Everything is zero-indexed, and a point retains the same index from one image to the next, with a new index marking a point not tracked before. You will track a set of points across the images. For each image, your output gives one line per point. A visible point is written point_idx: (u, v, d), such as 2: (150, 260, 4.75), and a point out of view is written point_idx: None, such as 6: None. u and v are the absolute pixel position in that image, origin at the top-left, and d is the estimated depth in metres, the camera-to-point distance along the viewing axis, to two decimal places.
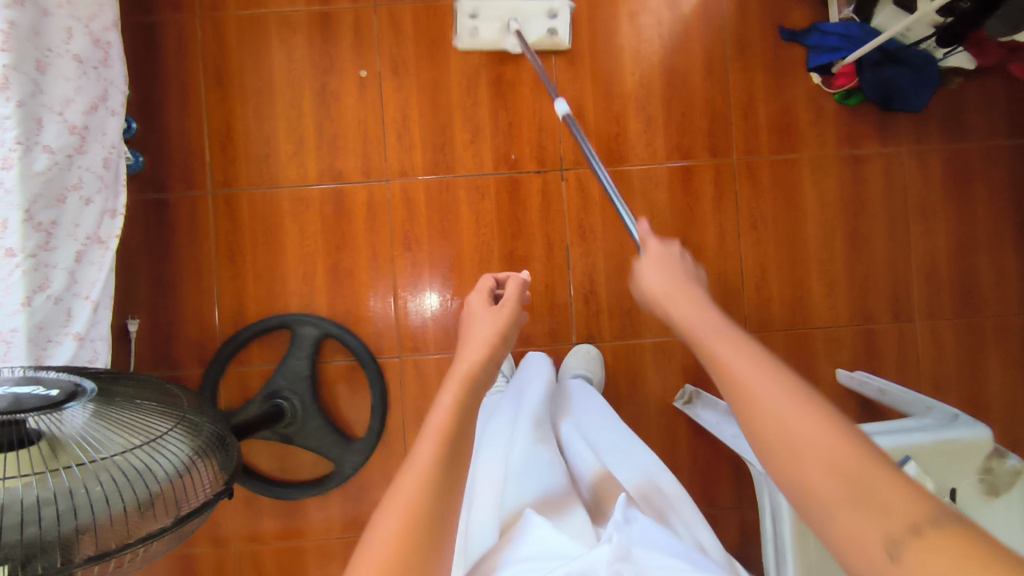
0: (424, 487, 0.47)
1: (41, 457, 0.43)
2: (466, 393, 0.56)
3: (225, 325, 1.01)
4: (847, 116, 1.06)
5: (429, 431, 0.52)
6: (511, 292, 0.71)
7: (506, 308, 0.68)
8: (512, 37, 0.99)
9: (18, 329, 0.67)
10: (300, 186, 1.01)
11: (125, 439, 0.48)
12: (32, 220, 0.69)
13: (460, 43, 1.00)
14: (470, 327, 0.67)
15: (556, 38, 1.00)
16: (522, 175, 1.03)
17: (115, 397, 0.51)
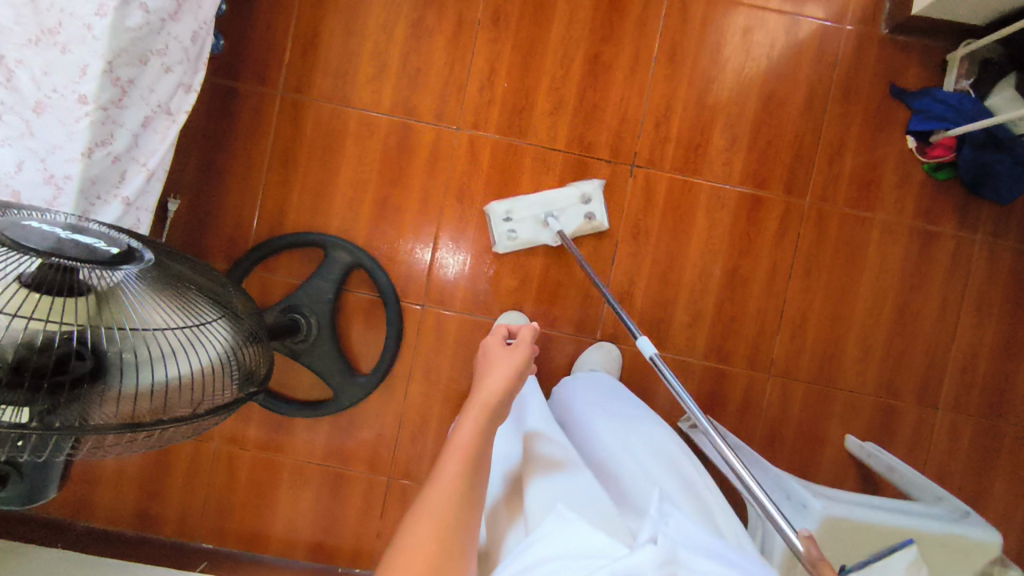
0: (458, 502, 0.53)
1: (86, 309, 0.44)
2: (487, 417, 0.62)
3: (262, 228, 1.00)
4: (932, 188, 1.02)
5: (455, 446, 0.58)
6: (524, 337, 0.72)
7: (522, 348, 0.70)
8: (550, 233, 0.98)
9: (71, 178, 0.67)
10: (371, 111, 1.00)
11: (167, 317, 0.48)
12: (112, 73, 0.67)
13: (500, 246, 0.99)
14: (490, 365, 0.69)
15: (594, 223, 0.98)
16: (592, 160, 1.01)
17: (168, 273, 0.51)
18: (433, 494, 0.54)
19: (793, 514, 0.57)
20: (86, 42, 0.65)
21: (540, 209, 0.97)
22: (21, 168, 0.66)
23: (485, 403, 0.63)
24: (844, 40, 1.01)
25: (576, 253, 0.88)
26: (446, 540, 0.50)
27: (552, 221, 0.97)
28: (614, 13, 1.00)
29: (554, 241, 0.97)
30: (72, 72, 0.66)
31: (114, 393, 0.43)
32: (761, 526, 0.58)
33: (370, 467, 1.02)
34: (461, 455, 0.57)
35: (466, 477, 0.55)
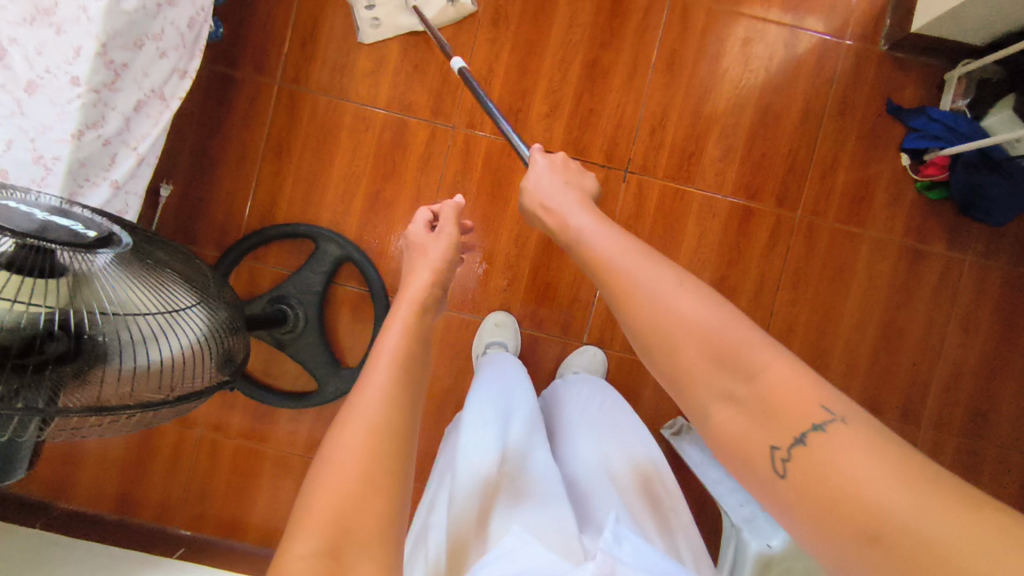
0: (384, 404, 0.50)
1: (64, 291, 0.44)
2: (416, 316, 0.61)
3: (253, 218, 1.00)
4: (924, 207, 1.02)
5: (385, 350, 0.55)
6: (447, 216, 0.72)
7: (446, 233, 0.71)
8: (411, 15, 0.97)
9: (61, 159, 0.66)
10: (367, 105, 1.00)
11: (148, 303, 0.49)
12: (105, 56, 0.68)
13: (364, 37, 0.98)
14: (421, 256, 0.69)
15: (458, 5, 0.97)
16: (586, 163, 1.01)
17: (148, 258, 0.51)
18: (361, 396, 0.51)
19: (674, 272, 0.49)
20: (80, 24, 0.66)
21: None
22: (10, 147, 0.65)
23: (414, 301, 0.62)
24: (843, 55, 1.01)
25: (462, 69, 0.77)
26: (380, 442, 0.48)
27: (411, 1, 0.95)
28: (614, 18, 1.00)
29: (418, 23, 0.97)
30: (66, 54, 0.66)
31: (88, 377, 0.44)
32: (656, 308, 0.47)
33: None
34: (390, 360, 0.54)
35: (401, 382, 0.53)
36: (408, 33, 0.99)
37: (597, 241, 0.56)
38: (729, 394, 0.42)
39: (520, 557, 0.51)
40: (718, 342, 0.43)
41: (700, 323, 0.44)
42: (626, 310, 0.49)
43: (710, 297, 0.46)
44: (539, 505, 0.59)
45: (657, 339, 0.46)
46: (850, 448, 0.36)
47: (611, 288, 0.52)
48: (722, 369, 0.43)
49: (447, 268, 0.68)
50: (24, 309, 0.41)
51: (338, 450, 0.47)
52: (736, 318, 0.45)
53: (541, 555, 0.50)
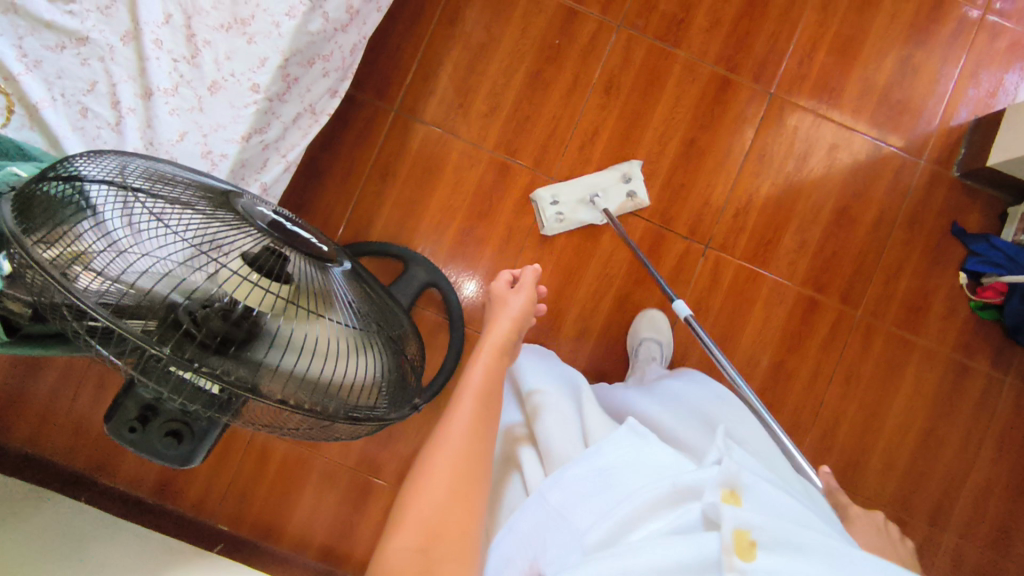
0: (466, 435, 0.62)
1: (286, 292, 0.48)
2: (494, 357, 0.75)
3: (348, 232, 1.04)
4: (974, 325, 1.08)
5: (468, 386, 0.69)
6: (525, 279, 0.85)
7: (523, 290, 0.84)
8: (597, 212, 1.04)
9: (227, 157, 0.70)
10: (475, 145, 1.06)
11: (347, 321, 0.53)
12: (284, 70, 0.73)
13: (548, 230, 1.05)
14: (499, 308, 0.84)
15: (635, 200, 1.05)
16: (671, 234, 1.07)
17: (353, 285, 0.57)
18: (447, 437, 0.62)
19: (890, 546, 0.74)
20: (271, 37, 0.71)
21: (584, 190, 1.05)
22: (183, 138, 0.69)
23: (494, 347, 0.76)
24: (918, 173, 1.09)
25: (603, 210, 1.03)
26: (465, 473, 0.59)
27: (595, 200, 1.04)
28: (717, 107, 1.08)
29: (603, 219, 1.05)
30: (251, 62, 0.71)
31: (294, 375, 0.48)
32: (881, 553, 0.71)
33: (399, 482, 1.04)
34: (472, 395, 0.67)
35: (481, 410, 0.65)
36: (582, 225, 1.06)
37: (848, 505, 0.79)
38: (893, 566, 0.70)
39: (636, 455, 0.59)
40: (879, 541, 0.74)
41: (874, 527, 0.77)
42: (886, 562, 0.70)
43: (876, 532, 0.77)
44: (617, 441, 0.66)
45: (873, 561, 0.71)
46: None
47: (890, 559, 0.71)
48: (873, 538, 0.74)
49: (523, 318, 0.82)
50: (250, 298, 0.46)
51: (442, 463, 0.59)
52: (870, 527, 0.77)
53: (653, 458, 0.58)
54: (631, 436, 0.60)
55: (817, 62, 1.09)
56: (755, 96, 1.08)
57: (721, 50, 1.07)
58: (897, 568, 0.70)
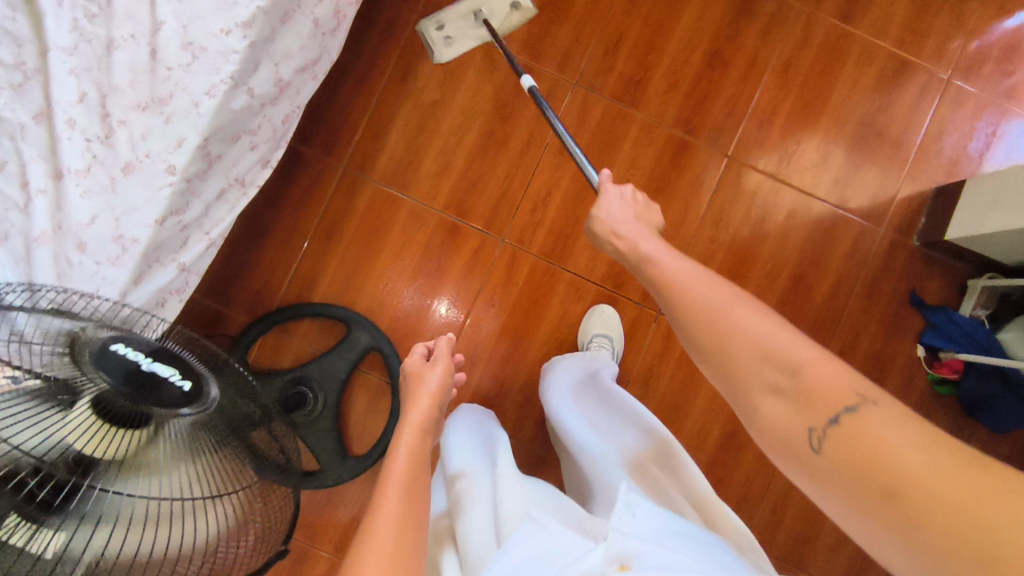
0: (401, 498, 0.56)
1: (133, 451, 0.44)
2: (415, 437, 0.66)
3: (291, 291, 1.03)
4: (931, 399, 1.06)
5: (391, 474, 0.59)
6: (442, 348, 0.78)
7: (440, 363, 0.76)
8: (482, 26, 1.01)
9: (139, 241, 0.69)
10: (424, 204, 1.04)
11: (196, 480, 0.49)
12: (204, 149, 0.71)
13: (440, 56, 1.03)
14: (418, 383, 0.75)
15: (520, 10, 1.02)
16: (622, 298, 1.05)
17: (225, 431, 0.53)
18: (372, 524, 0.53)
19: (795, 334, 0.50)
20: (190, 117, 0.69)
21: (471, 2, 1.01)
22: (94, 222, 0.67)
23: (416, 425, 0.68)
24: (878, 241, 1.07)
25: (531, 86, 0.86)
26: (399, 549, 0.50)
27: (481, 12, 1.00)
28: (674, 168, 1.05)
29: (489, 35, 1.02)
30: (168, 143, 0.69)
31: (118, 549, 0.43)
32: (749, 345, 0.50)
33: (337, 547, 1.01)
34: (396, 483, 0.58)
35: (409, 494, 0.57)
36: (495, 127, 1.04)
37: (761, 329, 0.50)
38: (777, 385, 0.48)
39: (548, 547, 0.53)
40: (777, 350, 0.48)
41: (763, 337, 0.50)
42: (749, 398, 0.49)
43: (781, 324, 0.51)
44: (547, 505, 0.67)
45: (716, 356, 0.53)
46: (884, 427, 0.42)
47: (790, 361, 0.48)
48: (768, 358, 0.48)
49: (444, 393, 0.74)
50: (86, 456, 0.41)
51: (375, 541, 0.51)
52: (780, 328, 0.50)
53: (563, 540, 0.53)
54: (537, 526, 0.54)
55: (776, 125, 1.07)
56: (713, 159, 1.06)
57: (679, 111, 1.05)
58: (744, 332, 0.51)
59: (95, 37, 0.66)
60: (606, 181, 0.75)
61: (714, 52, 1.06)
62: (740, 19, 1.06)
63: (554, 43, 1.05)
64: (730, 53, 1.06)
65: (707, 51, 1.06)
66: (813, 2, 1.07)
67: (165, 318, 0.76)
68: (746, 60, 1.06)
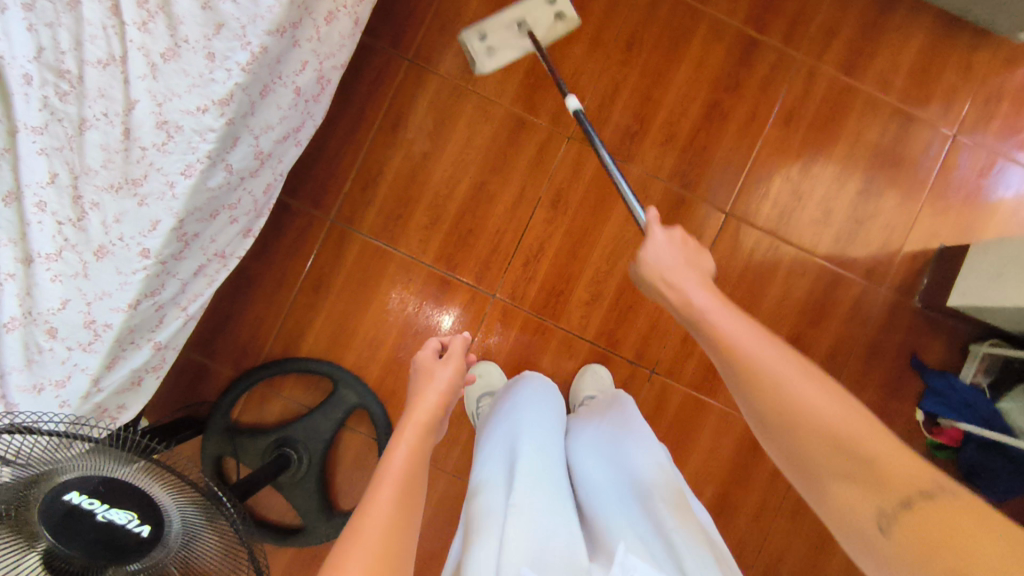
0: (399, 492, 0.48)
1: None
2: (420, 437, 0.56)
3: (277, 345, 1.00)
4: (929, 464, 1.03)
5: (387, 473, 0.50)
6: (455, 348, 0.68)
7: (452, 363, 0.66)
8: (526, 37, 0.96)
9: (112, 326, 0.67)
10: (414, 257, 1.02)
11: None
12: (180, 229, 0.70)
13: (481, 67, 0.96)
14: (422, 384, 0.64)
15: (566, 20, 0.96)
16: (615, 357, 1.03)
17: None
18: (358, 525, 0.44)
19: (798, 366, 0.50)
20: (164, 199, 0.67)
21: (513, 14, 0.95)
22: (65, 307, 0.65)
23: (416, 423, 0.57)
24: (878, 301, 1.04)
25: (579, 110, 0.79)
26: (390, 550, 0.43)
27: (523, 26, 0.95)
28: (669, 224, 1.03)
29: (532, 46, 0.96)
30: (142, 226, 0.67)
31: None
32: (787, 400, 0.48)
33: None
34: (392, 483, 0.49)
35: (403, 498, 0.48)
36: (488, 179, 1.02)
37: (744, 344, 0.52)
38: (847, 474, 0.44)
39: None
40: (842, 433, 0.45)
41: (821, 412, 0.46)
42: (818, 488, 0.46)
43: (837, 396, 0.47)
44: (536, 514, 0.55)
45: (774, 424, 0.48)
46: (954, 514, 0.39)
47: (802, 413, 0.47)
48: (838, 448, 0.44)
49: (453, 394, 0.64)
50: None
51: (358, 542, 0.43)
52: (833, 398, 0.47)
53: None
54: None
55: (775, 180, 1.04)
56: (709, 214, 1.04)
57: (675, 166, 1.04)
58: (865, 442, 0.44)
59: (67, 116, 0.63)
60: (653, 224, 0.67)
61: (712, 106, 1.04)
62: (740, 70, 1.04)
63: (548, 94, 1.03)
64: (730, 105, 1.04)
65: (706, 104, 1.04)
66: (815, 54, 1.04)
67: (140, 394, 0.76)
68: (745, 113, 1.04)
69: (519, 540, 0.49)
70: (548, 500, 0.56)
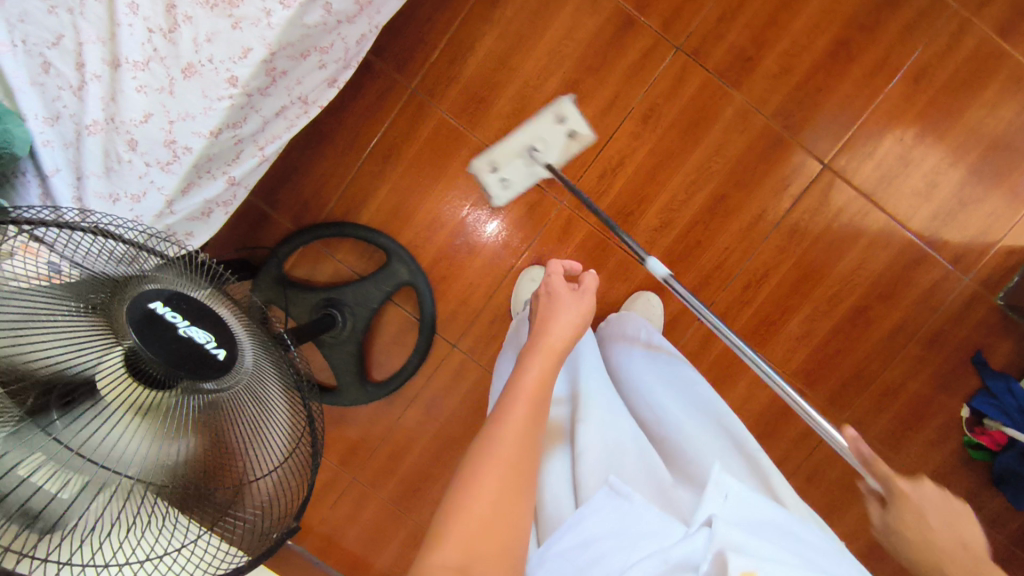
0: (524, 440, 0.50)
1: (138, 400, 0.42)
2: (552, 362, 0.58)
3: (337, 208, 0.99)
4: (960, 459, 1.02)
5: (523, 387, 0.54)
6: (589, 284, 0.66)
7: (587, 298, 0.65)
8: (536, 165, 0.97)
9: (191, 151, 0.66)
10: (489, 146, 0.98)
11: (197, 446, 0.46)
12: (270, 63, 0.65)
13: (495, 201, 0.99)
14: (552, 314, 0.63)
15: (575, 138, 0.97)
16: (670, 289, 1.00)
17: (247, 405, 0.49)
18: (496, 438, 0.49)
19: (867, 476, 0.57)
20: (259, 26, 0.62)
21: (519, 146, 0.97)
22: (148, 120, 0.64)
23: (551, 350, 0.58)
24: (957, 289, 0.99)
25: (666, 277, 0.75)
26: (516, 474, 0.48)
27: (532, 152, 0.96)
28: (762, 164, 0.97)
29: (542, 173, 0.97)
30: (234, 51, 0.63)
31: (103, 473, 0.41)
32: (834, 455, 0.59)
33: (341, 461, 1.05)
34: (527, 398, 0.53)
35: (532, 420, 0.52)
36: (583, 77, 0.96)
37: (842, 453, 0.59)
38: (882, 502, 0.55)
39: (629, 517, 0.50)
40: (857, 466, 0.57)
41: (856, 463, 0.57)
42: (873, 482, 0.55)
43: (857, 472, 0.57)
44: (617, 431, 0.61)
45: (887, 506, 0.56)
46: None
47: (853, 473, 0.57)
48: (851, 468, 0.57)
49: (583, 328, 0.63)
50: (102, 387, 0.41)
51: (487, 471, 0.47)
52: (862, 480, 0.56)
53: (647, 518, 0.49)
54: (612, 493, 0.51)
55: (888, 140, 0.96)
56: (806, 163, 0.97)
57: (783, 104, 0.96)
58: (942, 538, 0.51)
59: None
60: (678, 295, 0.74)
61: (841, 45, 0.94)
62: (884, 9, 0.93)
63: None
64: (860, 47, 0.94)
65: (834, 41, 0.94)
66: (974, 6, 0.93)
67: (208, 227, 0.76)
68: (876, 59, 0.94)
69: (594, 476, 0.56)
70: (619, 424, 0.63)
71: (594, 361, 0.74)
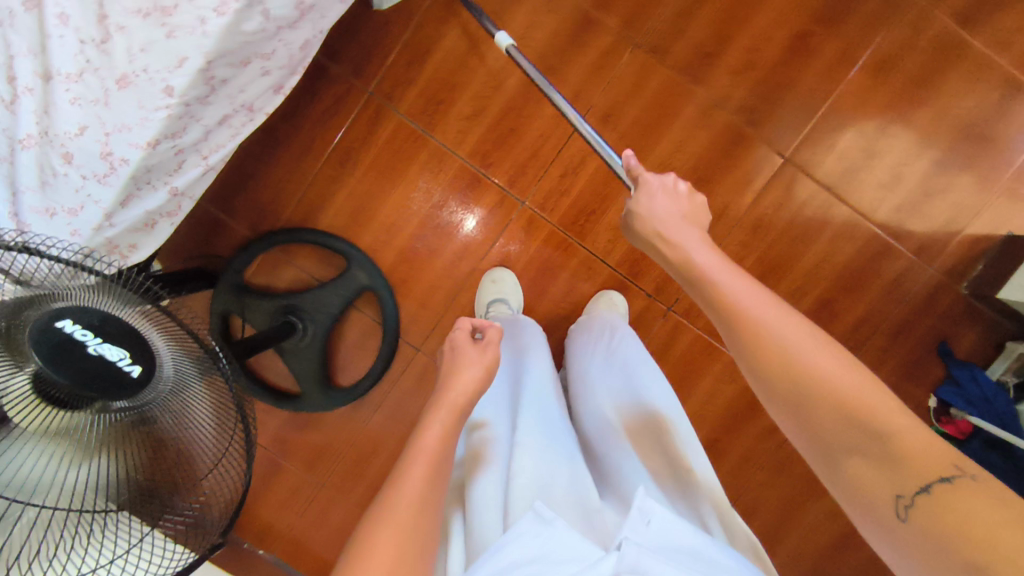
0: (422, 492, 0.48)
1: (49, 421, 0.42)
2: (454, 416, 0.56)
3: (296, 214, 0.98)
4: None
5: (420, 446, 0.52)
6: (491, 336, 0.65)
7: (491, 351, 0.64)
8: (465, 1, 0.88)
9: (129, 162, 0.65)
10: (448, 148, 0.97)
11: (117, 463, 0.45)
12: (207, 72, 0.65)
13: (381, 1, 0.91)
14: (456, 367, 0.61)
15: None
16: (634, 287, 1.00)
17: (173, 419, 0.48)
18: (392, 497, 0.47)
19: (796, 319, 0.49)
20: (194, 35, 0.61)
21: None
22: (83, 133, 0.63)
23: (453, 405, 0.56)
24: (921, 281, 0.99)
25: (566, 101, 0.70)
26: (416, 524, 0.46)
27: None
28: (723, 160, 0.97)
29: (461, 0, 0.89)
30: (169, 60, 0.62)
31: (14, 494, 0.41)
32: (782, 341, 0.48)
33: (306, 468, 1.04)
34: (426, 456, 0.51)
35: (435, 472, 0.50)
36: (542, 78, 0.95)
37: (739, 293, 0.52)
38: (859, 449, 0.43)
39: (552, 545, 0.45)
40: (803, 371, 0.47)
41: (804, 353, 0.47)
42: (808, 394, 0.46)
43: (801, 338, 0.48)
44: (546, 459, 0.59)
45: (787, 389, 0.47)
46: (977, 502, 0.38)
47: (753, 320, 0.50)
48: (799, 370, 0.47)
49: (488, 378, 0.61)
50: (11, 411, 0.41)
51: (388, 519, 0.45)
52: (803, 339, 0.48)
53: (567, 543, 0.45)
54: (540, 517, 0.46)
55: (849, 133, 0.96)
56: (767, 157, 0.97)
57: (744, 99, 0.95)
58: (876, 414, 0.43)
59: None
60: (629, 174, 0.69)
61: (800, 39, 0.94)
62: (842, 2, 0.93)
63: None
64: (820, 40, 0.94)
65: (793, 35, 0.94)
66: None
67: (153, 236, 0.76)
68: (836, 53, 0.94)
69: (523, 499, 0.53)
70: (551, 451, 0.61)
71: (535, 382, 0.72)
